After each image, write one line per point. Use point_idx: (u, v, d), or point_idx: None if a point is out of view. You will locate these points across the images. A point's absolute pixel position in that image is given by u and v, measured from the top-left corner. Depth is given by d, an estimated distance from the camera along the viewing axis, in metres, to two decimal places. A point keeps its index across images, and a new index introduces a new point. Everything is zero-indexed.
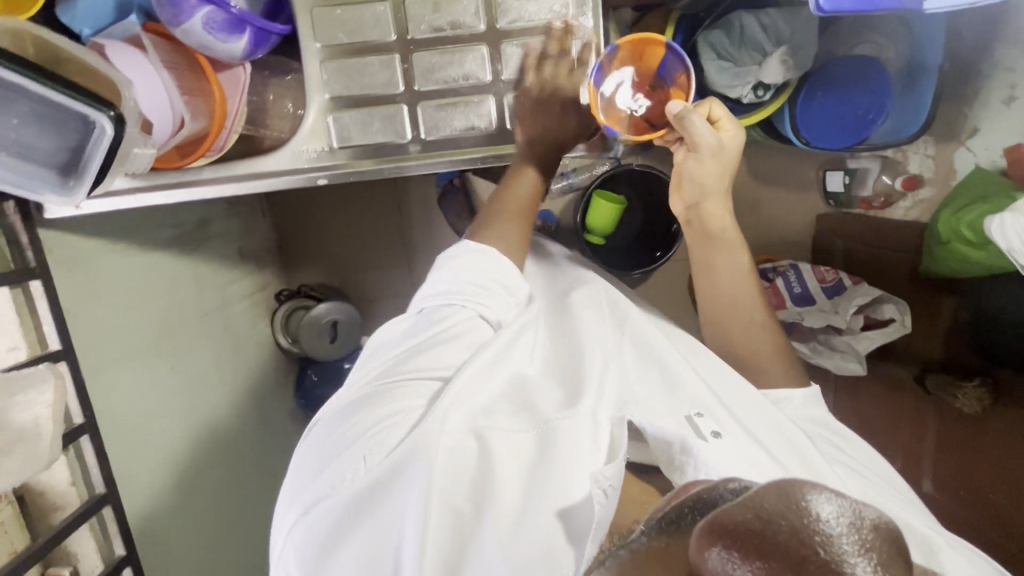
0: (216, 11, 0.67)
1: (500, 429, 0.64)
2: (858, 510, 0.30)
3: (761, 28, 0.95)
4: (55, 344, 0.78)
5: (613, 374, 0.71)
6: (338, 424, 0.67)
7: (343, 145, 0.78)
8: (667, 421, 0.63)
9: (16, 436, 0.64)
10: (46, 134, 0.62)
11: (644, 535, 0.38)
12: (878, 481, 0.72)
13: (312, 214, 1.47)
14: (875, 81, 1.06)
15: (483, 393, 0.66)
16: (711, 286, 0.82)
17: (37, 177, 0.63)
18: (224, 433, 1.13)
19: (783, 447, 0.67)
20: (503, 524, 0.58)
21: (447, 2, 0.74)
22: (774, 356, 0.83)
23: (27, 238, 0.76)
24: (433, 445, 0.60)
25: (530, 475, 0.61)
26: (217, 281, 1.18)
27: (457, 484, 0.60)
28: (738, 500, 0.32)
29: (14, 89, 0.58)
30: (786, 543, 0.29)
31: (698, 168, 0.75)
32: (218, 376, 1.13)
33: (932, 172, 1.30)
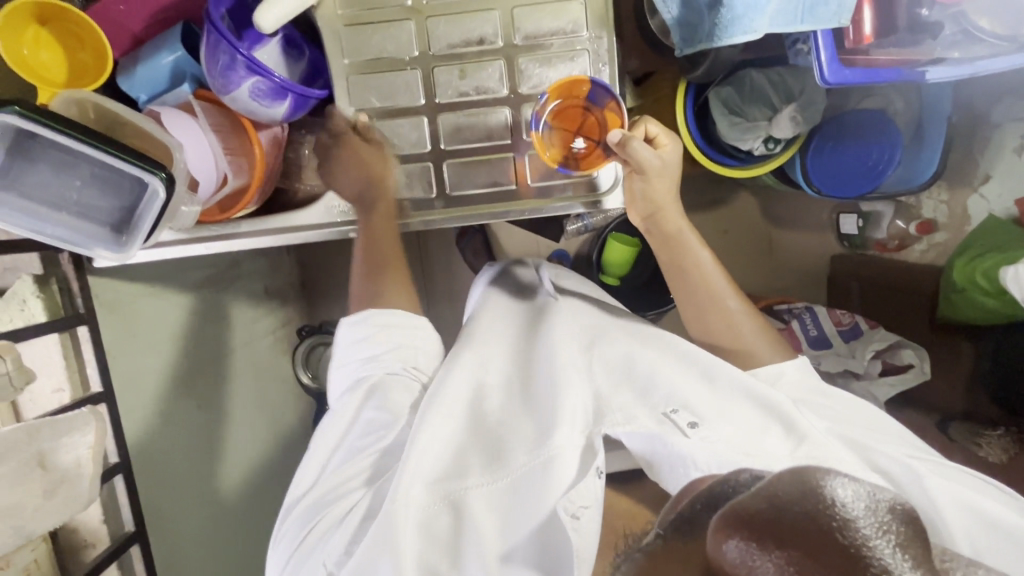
0: (263, 81, 0.73)
1: (468, 488, 0.64)
2: (869, 496, 0.36)
3: (772, 85, 1.00)
4: (96, 386, 0.81)
5: (581, 394, 0.71)
6: (310, 518, 0.68)
7: (373, 201, 0.82)
8: (644, 424, 0.64)
9: (59, 478, 0.67)
10: (104, 194, 0.67)
11: (662, 537, 0.44)
12: (868, 425, 0.72)
13: (335, 252, 1.52)
14: (886, 132, 1.09)
15: (441, 449, 0.67)
16: (683, 286, 0.84)
17: (92, 235, 0.67)
18: (245, 468, 1.15)
19: (761, 416, 0.68)
20: (494, 563, 0.59)
21: (474, 69, 0.79)
22: (757, 337, 0.81)
23: (77, 284, 0.79)
24: (404, 511, 0.61)
25: (509, 519, 0.62)
26: (243, 319, 1.22)
27: (436, 548, 0.60)
28: (754, 495, 0.38)
29: (77, 154, 0.63)
30: (804, 530, 0.34)
31: (652, 183, 0.80)
32: (240, 413, 1.16)
33: (947, 215, 1.30)
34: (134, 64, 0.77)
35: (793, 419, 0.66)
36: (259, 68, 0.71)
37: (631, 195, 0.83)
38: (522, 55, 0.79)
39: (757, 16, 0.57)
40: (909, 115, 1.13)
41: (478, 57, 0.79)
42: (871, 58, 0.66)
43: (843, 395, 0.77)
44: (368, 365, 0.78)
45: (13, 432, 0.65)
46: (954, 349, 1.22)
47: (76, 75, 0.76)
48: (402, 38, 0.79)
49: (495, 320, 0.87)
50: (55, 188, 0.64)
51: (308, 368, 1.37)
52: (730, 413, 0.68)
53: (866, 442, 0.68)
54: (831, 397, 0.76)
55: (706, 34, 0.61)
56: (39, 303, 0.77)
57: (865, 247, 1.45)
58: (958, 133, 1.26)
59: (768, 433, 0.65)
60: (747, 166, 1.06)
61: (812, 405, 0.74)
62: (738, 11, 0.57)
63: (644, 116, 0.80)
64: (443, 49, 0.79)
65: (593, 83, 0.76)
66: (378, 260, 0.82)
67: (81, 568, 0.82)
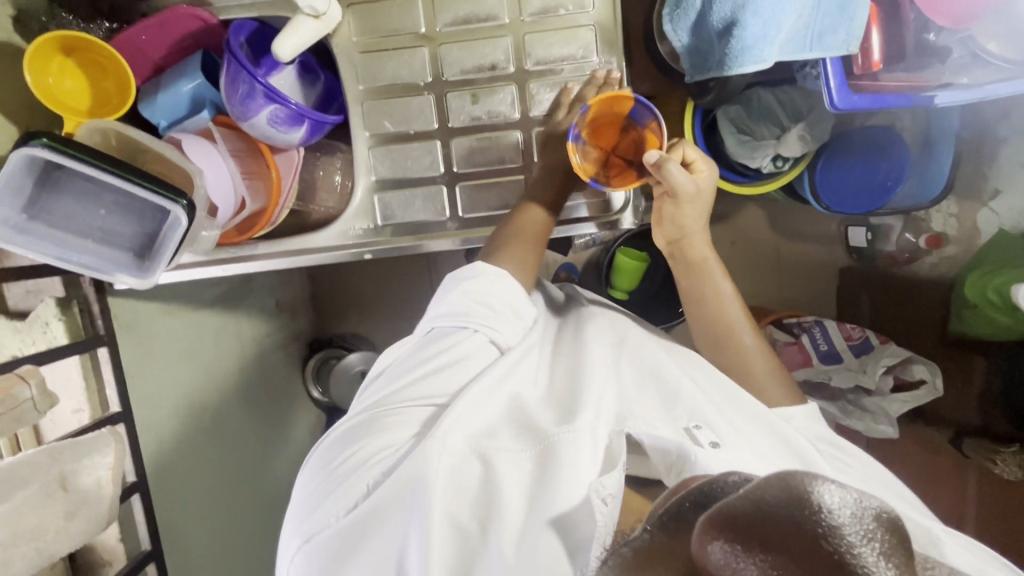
0: (280, 108, 0.74)
1: (502, 450, 0.64)
2: (857, 501, 0.32)
3: (779, 103, 1.01)
4: (115, 406, 0.82)
5: (610, 392, 0.70)
6: (344, 445, 0.69)
7: (387, 223, 0.84)
8: (666, 432, 0.62)
9: (80, 500, 0.67)
10: (127, 221, 0.68)
11: (649, 532, 0.39)
12: (880, 483, 0.69)
13: (345, 267, 1.54)
14: (895, 150, 1.09)
15: (486, 411, 0.67)
16: (699, 314, 0.84)
17: (114, 261, 0.68)
18: (255, 484, 1.16)
19: (781, 453, 0.67)
20: (508, 538, 0.57)
21: (486, 94, 0.81)
22: (769, 376, 0.80)
23: (97, 307, 0.80)
24: (432, 465, 0.61)
25: (532, 492, 0.60)
26: (255, 335, 1.24)
27: (461, 501, 0.61)
28: (741, 492, 0.34)
29: (100, 184, 0.65)
30: (788, 537, 0.31)
31: (681, 210, 0.80)
32: (252, 428, 1.17)
33: (957, 229, 1.31)
34: (155, 93, 0.79)
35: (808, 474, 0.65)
36: (276, 97, 0.73)
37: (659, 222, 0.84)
38: (533, 80, 0.80)
39: (768, 46, 0.57)
40: (916, 132, 1.13)
41: (490, 82, 0.81)
42: (880, 84, 0.67)
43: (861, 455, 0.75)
44: (460, 319, 0.73)
45: (37, 454, 0.65)
46: (966, 366, 1.21)
47: (98, 102, 0.77)
48: (416, 65, 0.80)
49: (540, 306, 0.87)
50: (81, 217, 0.66)
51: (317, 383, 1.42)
52: (751, 437, 0.67)
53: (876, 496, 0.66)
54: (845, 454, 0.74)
55: (718, 63, 0.61)
56: (61, 326, 0.79)
57: (875, 258, 1.43)
58: (967, 148, 1.26)
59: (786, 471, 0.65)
60: (755, 183, 1.07)
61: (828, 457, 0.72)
62: (749, 42, 0.57)
63: (680, 142, 0.81)
64: (456, 75, 0.81)
65: (638, 101, 0.77)
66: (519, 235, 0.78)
67: None
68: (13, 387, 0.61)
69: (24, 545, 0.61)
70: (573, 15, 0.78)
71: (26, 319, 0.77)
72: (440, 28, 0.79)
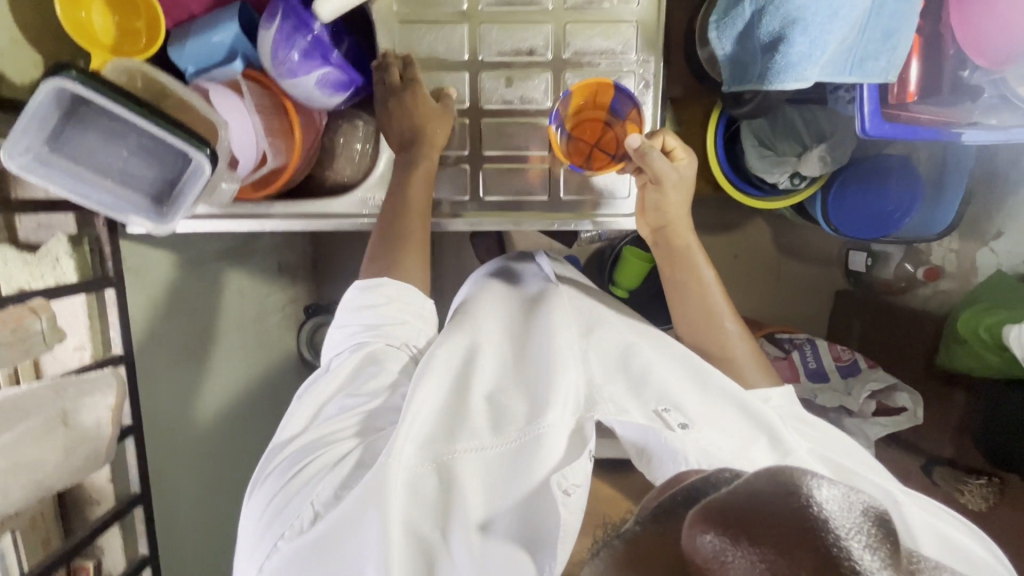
0: (334, 72, 0.76)
1: (461, 453, 0.64)
2: (847, 498, 0.33)
3: (803, 121, 1.02)
4: (119, 348, 0.82)
5: (576, 378, 0.71)
6: (292, 466, 0.67)
7: None
8: (635, 416, 0.66)
9: (80, 436, 0.68)
10: (149, 165, 0.67)
11: (638, 524, 0.39)
12: (841, 451, 0.71)
13: (348, 234, 1.54)
14: (906, 181, 1.11)
15: (436, 414, 0.67)
16: (681, 304, 0.83)
17: (133, 203, 0.67)
18: (242, 439, 1.18)
19: (748, 429, 0.69)
20: (473, 538, 0.59)
21: (521, 78, 0.80)
22: (748, 359, 0.81)
23: (109, 249, 0.80)
24: (390, 471, 0.61)
25: (494, 491, 0.62)
26: (256, 293, 1.25)
27: (421, 512, 0.61)
28: (731, 490, 0.35)
29: (126, 124, 0.64)
30: (781, 528, 0.31)
31: (666, 192, 0.78)
32: (247, 384, 1.20)
33: (955, 266, 1.33)
34: (186, 37, 0.78)
35: (761, 438, 0.68)
36: (334, 61, 0.75)
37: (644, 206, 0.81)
38: (569, 70, 0.80)
39: (809, 65, 0.57)
40: (932, 164, 1.15)
41: (526, 66, 0.80)
42: (913, 116, 0.68)
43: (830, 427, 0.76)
44: (367, 332, 0.74)
45: (43, 388, 0.65)
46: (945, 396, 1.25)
47: (129, 42, 0.76)
48: (454, 41, 0.80)
49: (495, 296, 0.86)
50: (101, 155, 0.65)
51: (312, 347, 1.39)
52: (719, 417, 0.69)
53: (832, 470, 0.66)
54: (808, 427, 0.74)
55: (758, 77, 0.61)
56: (71, 263, 0.77)
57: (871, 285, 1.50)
58: (976, 187, 1.29)
59: (755, 445, 0.67)
60: (767, 197, 1.09)
61: (799, 427, 0.74)
62: (794, 59, 0.57)
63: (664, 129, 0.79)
64: (493, 56, 0.80)
65: (618, 90, 0.77)
66: (397, 229, 0.78)
67: (86, 525, 0.82)
68: (24, 319, 0.61)
69: (24, 475, 0.61)
70: (617, 9, 0.78)
71: (36, 253, 0.75)
72: (481, 7, 0.78)
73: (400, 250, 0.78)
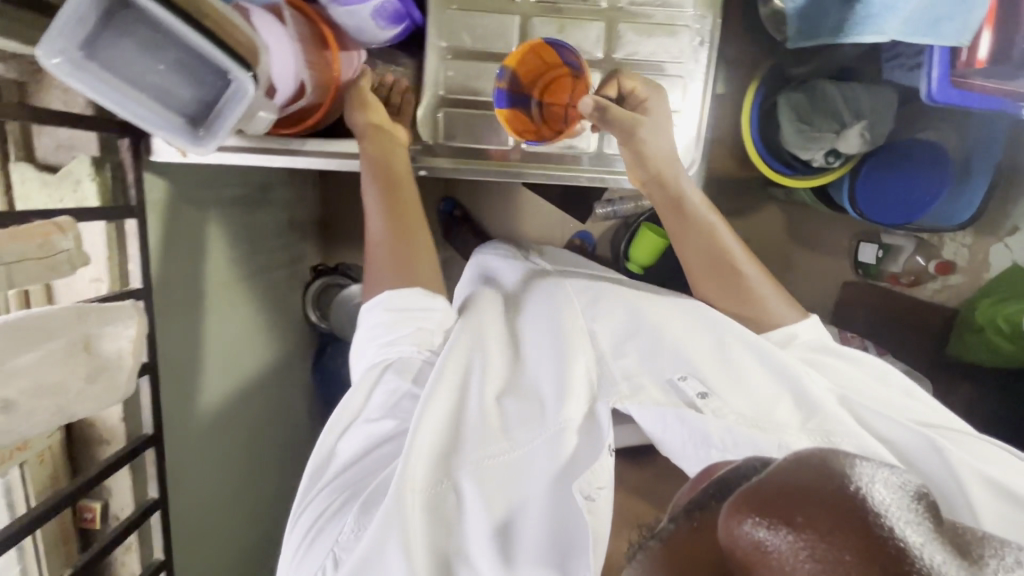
0: (390, 2, 0.71)
1: (475, 463, 0.63)
2: (894, 481, 0.32)
3: (844, 99, 1.01)
4: (137, 281, 0.78)
5: (582, 365, 0.71)
6: (317, 506, 0.67)
7: (448, 141, 0.82)
8: (652, 396, 0.66)
9: (101, 366, 0.65)
10: (186, 83, 0.63)
11: (673, 522, 0.38)
12: (866, 390, 0.72)
13: (356, 195, 1.50)
14: (935, 166, 1.11)
15: (446, 421, 0.66)
16: (693, 258, 0.81)
17: (168, 121, 0.62)
18: (246, 392, 1.15)
19: (773, 391, 0.69)
20: (501, 546, 0.59)
21: (574, 25, 0.77)
22: (774, 298, 0.81)
23: (132, 175, 0.75)
24: (406, 484, 0.60)
25: (515, 494, 0.62)
26: (262, 246, 1.22)
27: (446, 525, 0.61)
28: (768, 475, 0.34)
29: (167, 35, 0.60)
30: (822, 506, 0.30)
31: (655, 138, 0.75)
32: (252, 337, 1.17)
33: (967, 260, 1.39)
34: None
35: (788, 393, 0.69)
36: None
37: (643, 158, 0.75)
38: (624, 21, 0.77)
39: (888, 18, 0.59)
40: (960, 151, 1.15)
41: (579, 15, 0.77)
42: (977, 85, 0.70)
43: (853, 358, 0.77)
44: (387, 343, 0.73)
45: (65, 310, 0.62)
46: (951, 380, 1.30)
47: None
48: None
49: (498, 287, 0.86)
50: (138, 67, 0.60)
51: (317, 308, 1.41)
52: (742, 384, 0.69)
53: (859, 409, 0.68)
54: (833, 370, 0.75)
55: (832, 31, 0.64)
56: (93, 187, 0.73)
57: (878, 278, 1.45)
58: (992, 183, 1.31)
59: (781, 406, 0.67)
60: (802, 176, 1.09)
61: (823, 366, 0.75)
62: (874, 10, 0.60)
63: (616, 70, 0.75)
64: (546, 0, 0.76)
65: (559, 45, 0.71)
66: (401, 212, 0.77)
67: (96, 464, 0.81)
68: (52, 235, 0.57)
69: (48, 400, 0.58)
70: None
71: (57, 173, 0.72)
72: None
73: (410, 250, 0.77)
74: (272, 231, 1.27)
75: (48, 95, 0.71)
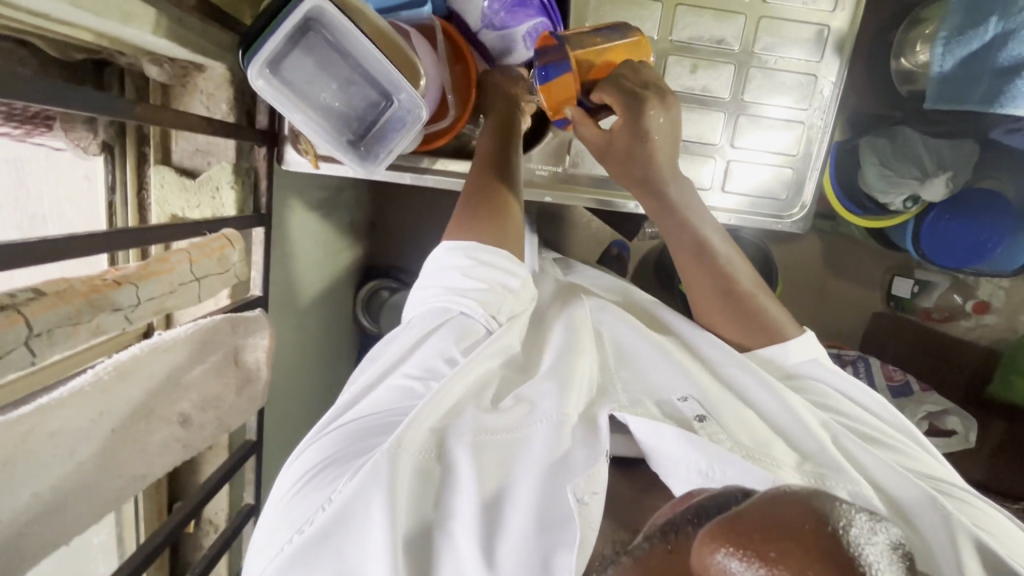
0: (544, 23, 0.74)
1: (477, 433, 0.55)
2: (865, 528, 0.32)
3: (926, 147, 1.05)
4: (255, 291, 0.76)
5: (588, 365, 0.64)
6: (302, 463, 0.58)
7: (574, 169, 0.84)
8: (650, 412, 0.57)
9: (244, 378, 0.64)
10: (353, 101, 0.64)
11: (645, 542, 0.39)
12: (885, 451, 0.64)
13: (412, 201, 1.49)
14: (1001, 215, 1.07)
15: (461, 390, 0.57)
16: (684, 258, 0.71)
17: (337, 138, 0.64)
18: (307, 396, 1.14)
19: (791, 415, 0.61)
20: (474, 535, 0.49)
21: (706, 67, 0.80)
22: (765, 319, 0.70)
23: (265, 183, 0.75)
24: (404, 446, 0.51)
25: (511, 479, 0.53)
26: (333, 249, 1.21)
27: (432, 502, 0.52)
28: (744, 509, 0.35)
29: (346, 57, 0.60)
30: (794, 532, 0.31)
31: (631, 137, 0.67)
32: (317, 341, 1.16)
33: (1004, 301, 1.43)
34: None
35: (791, 430, 0.61)
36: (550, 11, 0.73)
37: (629, 171, 0.70)
38: (753, 67, 0.80)
39: None
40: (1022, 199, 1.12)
41: (713, 57, 0.79)
42: None
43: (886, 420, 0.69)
44: (448, 295, 0.64)
45: (221, 321, 0.58)
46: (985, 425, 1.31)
47: None
48: (646, 18, 0.78)
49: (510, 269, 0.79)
50: (315, 86, 0.61)
51: (368, 313, 1.38)
52: (742, 415, 0.61)
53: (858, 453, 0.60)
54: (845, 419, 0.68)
55: (983, 98, 0.75)
56: (230, 194, 0.72)
57: (910, 311, 1.48)
58: None
59: (776, 443, 0.57)
60: (873, 217, 1.13)
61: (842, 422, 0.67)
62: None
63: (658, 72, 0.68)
64: (683, 40, 0.79)
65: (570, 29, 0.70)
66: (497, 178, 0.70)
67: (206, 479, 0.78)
68: (225, 249, 0.59)
69: (211, 411, 0.59)
70: (813, 12, 0.78)
71: (197, 178, 0.72)
72: None
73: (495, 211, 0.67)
74: (339, 234, 1.26)
75: (191, 99, 0.70)
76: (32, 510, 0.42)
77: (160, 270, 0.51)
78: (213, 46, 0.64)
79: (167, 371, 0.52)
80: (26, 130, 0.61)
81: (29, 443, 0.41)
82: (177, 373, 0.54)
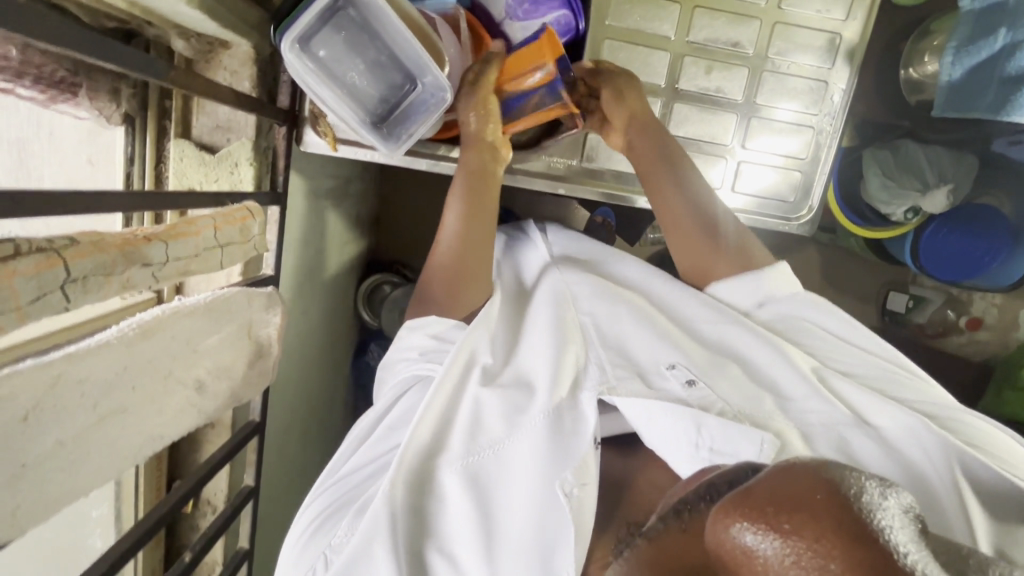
0: (566, 17, 0.75)
1: (456, 461, 0.57)
2: (902, 507, 0.28)
3: (927, 160, 1.08)
4: (268, 269, 0.76)
5: (574, 353, 0.64)
6: (314, 504, 0.62)
7: (587, 163, 0.84)
8: (637, 388, 0.58)
9: (257, 351, 0.64)
10: (377, 82, 0.65)
11: (659, 522, 0.37)
12: (887, 386, 0.66)
13: (418, 197, 1.50)
14: (997, 227, 1.09)
15: (434, 421, 0.59)
16: (672, 215, 0.75)
17: (359, 119, 0.65)
18: (307, 384, 1.13)
19: (789, 379, 0.62)
20: (477, 552, 0.53)
21: (721, 69, 0.82)
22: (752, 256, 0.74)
23: (283, 162, 0.75)
24: (389, 486, 0.54)
25: (501, 494, 0.56)
26: (340, 239, 1.21)
27: (431, 527, 0.56)
28: (768, 474, 0.30)
29: (374, 37, 0.61)
30: (817, 503, 0.27)
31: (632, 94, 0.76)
32: (320, 329, 1.16)
33: (997, 318, 1.43)
34: None
35: (782, 388, 0.62)
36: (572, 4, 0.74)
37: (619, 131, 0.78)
38: (767, 70, 0.82)
39: None
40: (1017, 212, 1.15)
41: (727, 59, 0.81)
42: None
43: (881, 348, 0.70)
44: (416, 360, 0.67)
45: (236, 292, 0.59)
46: None
47: None
48: (664, 18, 0.80)
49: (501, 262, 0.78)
50: (341, 63, 0.62)
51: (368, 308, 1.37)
52: (741, 383, 0.61)
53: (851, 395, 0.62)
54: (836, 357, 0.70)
55: (989, 106, 0.78)
56: (248, 171, 0.73)
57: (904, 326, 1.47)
58: None
59: (763, 400, 0.60)
60: (873, 228, 1.15)
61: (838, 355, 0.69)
62: None
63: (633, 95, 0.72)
64: (699, 41, 0.81)
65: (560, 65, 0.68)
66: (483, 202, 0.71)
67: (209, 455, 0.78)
68: (246, 220, 0.59)
69: (222, 380, 0.59)
70: (826, 20, 0.80)
71: (215, 154, 0.72)
72: None
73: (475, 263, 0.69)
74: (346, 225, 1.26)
75: (215, 74, 0.70)
76: (53, 458, 0.42)
77: (187, 231, 0.51)
78: (243, 21, 0.65)
79: (186, 335, 0.52)
80: (52, 95, 0.61)
81: (58, 390, 0.41)
82: (195, 338, 0.54)
